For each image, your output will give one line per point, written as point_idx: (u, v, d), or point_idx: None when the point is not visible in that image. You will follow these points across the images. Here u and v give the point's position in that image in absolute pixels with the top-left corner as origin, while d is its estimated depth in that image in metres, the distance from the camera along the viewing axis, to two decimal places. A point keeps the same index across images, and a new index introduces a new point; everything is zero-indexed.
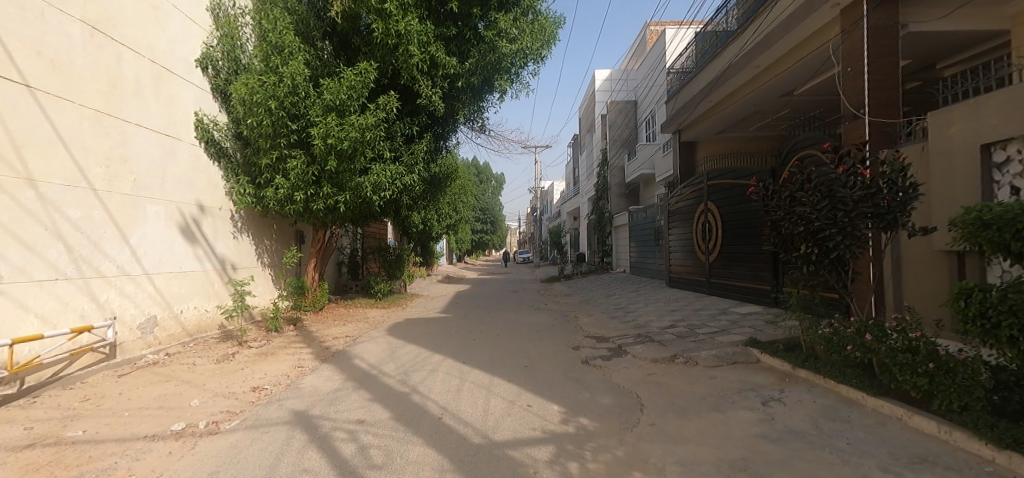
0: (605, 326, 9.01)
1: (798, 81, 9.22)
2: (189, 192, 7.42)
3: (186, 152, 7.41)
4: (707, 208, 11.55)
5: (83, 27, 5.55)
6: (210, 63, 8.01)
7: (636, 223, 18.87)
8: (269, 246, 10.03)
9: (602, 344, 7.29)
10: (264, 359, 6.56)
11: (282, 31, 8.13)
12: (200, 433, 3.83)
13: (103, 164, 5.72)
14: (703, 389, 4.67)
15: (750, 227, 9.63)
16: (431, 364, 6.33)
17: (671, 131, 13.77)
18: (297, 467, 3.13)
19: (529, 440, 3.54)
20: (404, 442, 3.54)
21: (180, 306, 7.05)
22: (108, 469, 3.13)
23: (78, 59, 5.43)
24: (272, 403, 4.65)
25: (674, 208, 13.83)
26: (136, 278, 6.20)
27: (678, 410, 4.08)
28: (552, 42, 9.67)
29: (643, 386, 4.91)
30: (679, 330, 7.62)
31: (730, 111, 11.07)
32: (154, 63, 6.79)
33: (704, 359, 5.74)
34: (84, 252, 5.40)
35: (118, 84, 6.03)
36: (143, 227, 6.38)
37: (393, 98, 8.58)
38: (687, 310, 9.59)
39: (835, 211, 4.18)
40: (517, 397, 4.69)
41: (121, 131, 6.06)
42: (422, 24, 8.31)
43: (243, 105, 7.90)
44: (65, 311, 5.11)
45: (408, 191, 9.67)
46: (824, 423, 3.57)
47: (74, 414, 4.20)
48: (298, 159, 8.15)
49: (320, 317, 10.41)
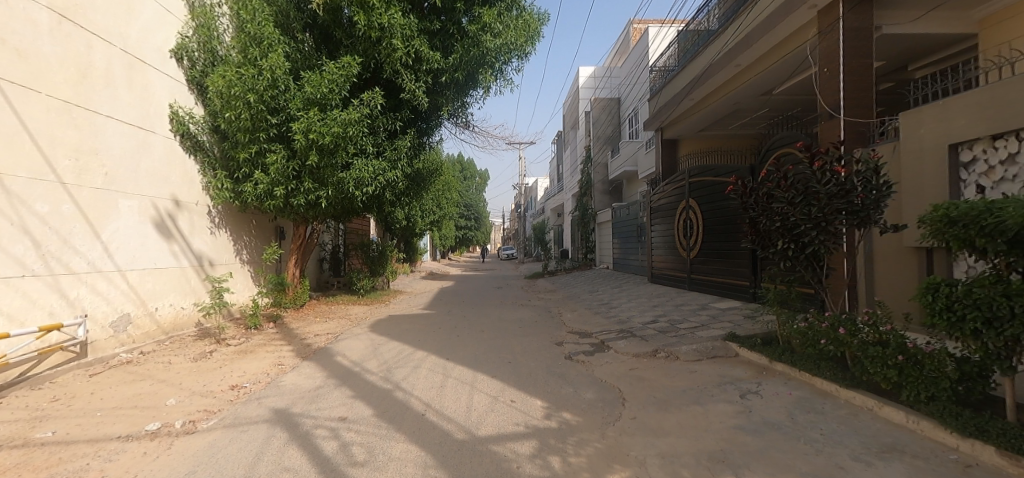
0: (589, 322, 9.08)
1: (776, 81, 9.41)
2: (164, 186, 7.22)
3: (160, 145, 7.21)
4: (688, 205, 11.71)
5: (50, 14, 5.35)
6: (185, 54, 7.79)
7: (619, 220, 19.04)
8: (247, 242, 9.82)
9: (585, 339, 7.36)
10: (243, 357, 6.45)
11: (260, 22, 7.96)
12: (176, 433, 3.75)
13: (73, 156, 5.53)
14: (683, 383, 4.75)
15: (730, 224, 9.80)
16: (414, 360, 6.29)
17: (654, 128, 13.88)
18: (277, 465, 3.09)
19: (513, 434, 3.56)
20: (386, 439, 3.53)
21: (155, 303, 6.87)
22: (80, 470, 3.05)
23: (44, 46, 5.23)
24: (252, 401, 4.58)
25: (656, 205, 13.96)
26: (108, 275, 6.01)
27: (659, 404, 4.15)
28: (536, 38, 9.64)
29: (625, 381, 4.97)
30: (660, 325, 7.73)
31: (711, 110, 11.20)
32: (126, 52, 6.57)
33: (685, 353, 5.85)
34: (52, 247, 5.21)
35: (88, 74, 5.84)
36: (115, 222, 6.19)
37: (377, 94, 8.45)
38: (668, 305, 9.74)
39: (810, 207, 4.29)
40: (500, 393, 4.70)
41: (91, 123, 5.86)
42: (405, 18, 8.24)
43: (220, 98, 7.73)
44: (33, 310, 4.95)
45: (391, 186, 9.59)
46: (799, 415, 3.66)
47: (43, 415, 4.06)
48: (278, 153, 8.01)
49: (301, 314, 10.28)
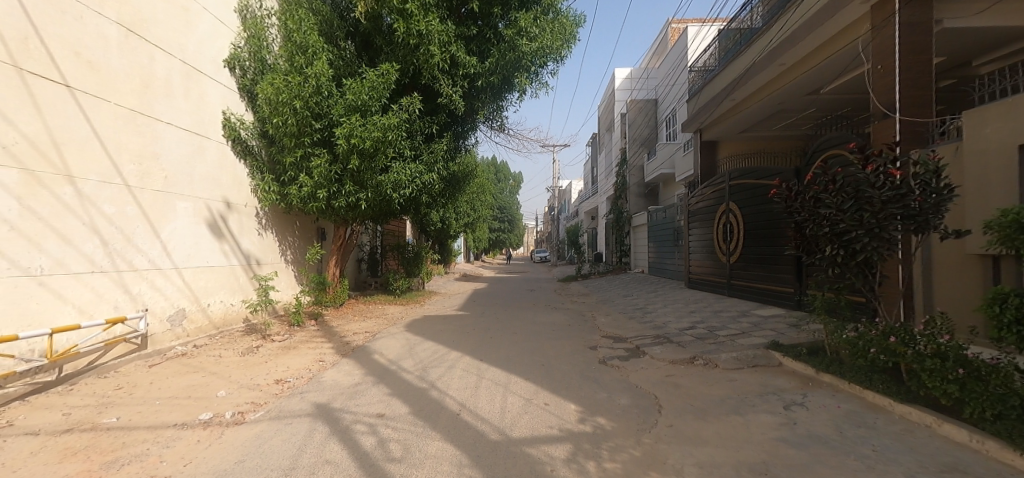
0: (623, 326, 8.95)
1: (824, 80, 9.02)
2: (216, 189, 7.61)
3: (213, 150, 7.61)
4: (728, 208, 11.35)
5: (119, 28, 5.77)
6: (237, 63, 8.20)
7: (656, 224, 18.65)
8: (291, 242, 10.24)
9: (620, 344, 7.26)
10: (287, 353, 6.72)
11: (306, 31, 8.29)
12: (226, 423, 3.96)
13: (136, 162, 5.94)
14: (723, 392, 4.61)
15: (773, 228, 9.45)
16: (449, 361, 6.37)
17: (692, 130, 13.57)
18: (319, 458, 3.21)
19: (546, 437, 3.56)
20: (422, 437, 3.60)
21: (207, 300, 7.26)
22: (141, 455, 3.27)
23: (113, 59, 5.64)
24: (295, 395, 4.77)
25: (694, 208, 13.63)
26: (166, 272, 6.39)
27: (696, 412, 4.04)
28: (572, 41, 9.61)
29: (661, 388, 4.87)
30: (698, 332, 7.54)
31: (754, 110, 10.83)
32: (184, 63, 6.98)
33: (724, 361, 5.68)
34: (118, 246, 5.60)
35: (150, 84, 6.26)
36: (173, 223, 6.59)
37: (415, 99, 8.69)
38: (706, 311, 9.46)
39: (861, 211, 4.08)
40: (534, 395, 4.70)
41: (152, 129, 6.26)
42: (443, 24, 8.41)
43: (269, 105, 8.09)
44: (100, 303, 5.32)
45: (427, 189, 9.80)
46: (848, 429, 3.49)
47: (108, 401, 4.37)
48: (322, 157, 8.28)
49: (340, 313, 10.63)
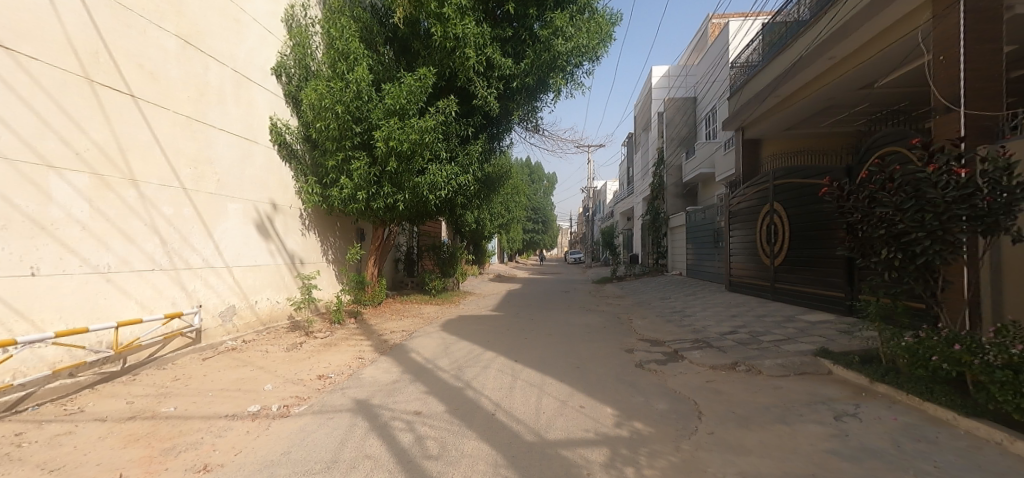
0: (661, 329, 8.76)
1: (878, 73, 8.53)
2: (263, 191, 7.97)
3: (261, 154, 7.97)
4: (772, 208, 10.91)
5: (177, 41, 6.13)
6: (283, 71, 8.55)
7: (694, 225, 18.16)
8: (332, 242, 10.58)
9: (657, 348, 7.11)
10: (328, 349, 6.95)
11: (348, 38, 8.56)
12: (273, 415, 4.13)
13: (192, 166, 6.29)
14: (767, 399, 4.44)
15: (822, 229, 9.03)
16: (484, 360, 6.42)
17: (733, 128, 13.14)
18: (360, 452, 3.30)
19: (582, 440, 3.53)
20: (458, 435, 3.64)
21: (255, 297, 7.60)
22: (196, 443, 3.46)
23: (172, 70, 6.00)
24: (336, 391, 4.93)
25: (736, 209, 13.20)
26: (218, 270, 6.74)
27: (739, 420, 3.91)
28: (608, 40, 9.48)
29: (701, 393, 4.74)
30: (740, 337, 7.29)
31: (800, 106, 10.38)
32: (235, 72, 7.35)
33: (769, 368, 5.46)
34: (175, 245, 5.95)
35: (205, 93, 6.62)
36: (224, 223, 6.94)
37: (452, 102, 8.82)
38: (749, 316, 9.13)
39: (922, 213, 3.84)
40: (569, 397, 4.67)
41: (206, 135, 6.62)
42: (479, 27, 8.49)
43: (313, 110, 8.39)
44: (160, 299, 5.67)
45: (463, 190, 9.91)
46: (906, 443, 3.29)
47: (166, 392, 4.64)
48: (362, 160, 8.52)
49: (378, 311, 10.90)
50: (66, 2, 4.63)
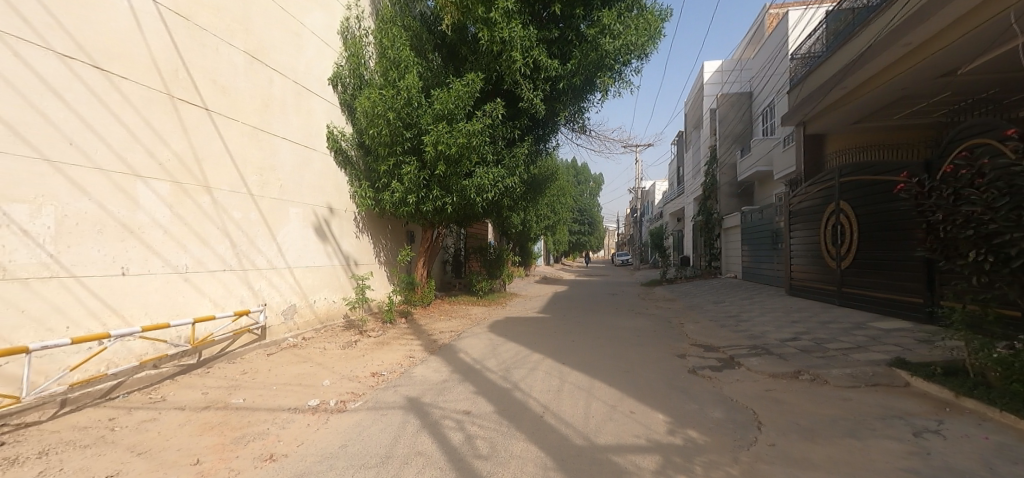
0: (714, 334, 8.42)
1: (960, 59, 7.80)
2: (321, 196, 8.37)
3: (319, 160, 8.39)
4: (838, 207, 10.23)
5: (245, 57, 6.58)
6: (339, 81, 8.96)
7: (750, 225, 17.33)
8: (384, 245, 10.95)
9: (711, 354, 6.84)
10: (381, 348, 7.19)
11: (399, 47, 8.86)
12: (330, 410, 4.33)
13: (257, 173, 6.71)
14: (833, 411, 4.16)
15: (896, 230, 8.37)
16: (531, 362, 6.42)
17: (794, 123, 12.45)
18: (412, 449, 3.39)
19: (633, 446, 3.45)
20: (507, 436, 3.66)
21: (314, 296, 8.00)
22: (262, 433, 3.67)
23: (240, 84, 6.44)
24: (389, 388, 5.09)
25: (797, 208, 12.48)
26: (281, 270, 7.15)
27: (803, 432, 3.68)
28: (658, 36, 9.23)
29: (760, 403, 4.50)
30: (802, 344, 6.88)
31: (870, 98, 9.67)
32: (296, 83, 7.78)
33: (836, 378, 5.12)
34: (243, 247, 6.37)
35: (269, 104, 7.05)
36: (286, 227, 7.36)
37: (498, 105, 8.91)
38: (812, 322, 8.60)
39: (1016, 210, 3.41)
40: (619, 402, 4.58)
41: (270, 144, 7.04)
42: (525, 30, 8.53)
43: (366, 118, 8.73)
44: (230, 297, 6.08)
45: (509, 192, 9.98)
46: (1000, 465, 2.97)
47: (236, 384, 4.97)
48: (412, 164, 8.76)
49: (427, 312, 11.16)
50: (151, 26, 5.07)
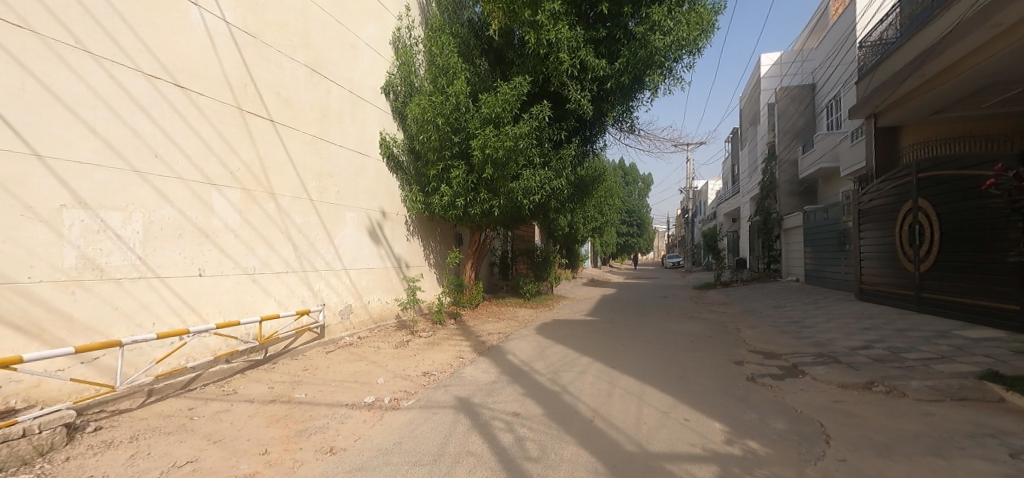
0: (774, 341, 7.98)
1: None
2: (374, 200, 8.69)
3: (372, 166, 8.72)
4: (915, 205, 9.43)
5: (306, 69, 6.96)
6: (391, 89, 9.28)
7: (814, 226, 16.31)
8: (434, 247, 11.21)
9: (771, 361, 6.49)
10: (431, 348, 7.37)
11: (447, 54, 9.05)
12: (385, 407, 4.48)
13: (316, 179, 7.07)
14: (913, 427, 3.83)
15: (987, 230, 7.60)
16: (579, 365, 6.36)
17: (863, 116, 11.60)
18: (463, 448, 3.44)
19: (688, 455, 3.33)
20: (557, 440, 3.63)
21: (368, 297, 8.31)
22: (323, 427, 3.86)
23: (301, 96, 6.82)
24: (440, 388, 5.20)
25: (867, 207, 11.62)
26: (338, 272, 7.49)
27: (878, 449, 3.42)
28: (711, 30, 8.91)
29: (828, 414, 4.22)
30: (875, 352, 6.39)
31: (952, 85, 8.85)
32: (351, 93, 8.13)
33: (915, 390, 4.71)
34: (304, 250, 6.72)
35: (327, 113, 7.41)
36: (342, 230, 7.69)
37: (545, 107, 8.91)
38: (885, 329, 7.97)
39: None
40: (672, 409, 4.44)
41: (328, 151, 7.40)
42: (572, 31, 8.49)
43: (416, 124, 8.97)
44: (292, 297, 6.44)
45: (556, 194, 9.94)
46: None
47: (298, 380, 5.25)
48: (460, 168, 8.91)
49: (476, 313, 11.31)
50: (224, 45, 5.47)
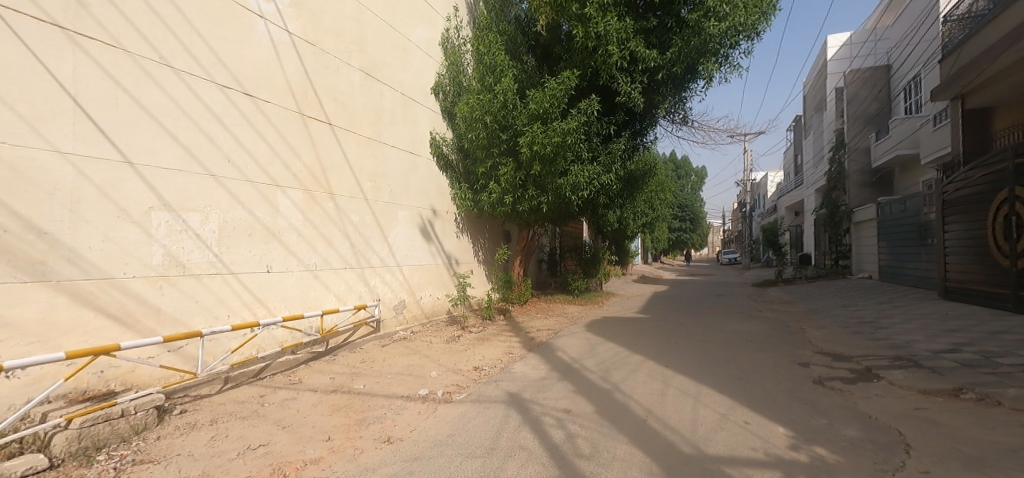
0: (844, 342, 7.46)
1: None
2: (425, 198, 8.92)
3: (423, 165, 8.94)
4: (1011, 194, 8.49)
5: (360, 74, 7.24)
6: (440, 89, 9.46)
7: (888, 218, 15.07)
8: (483, 244, 11.34)
9: (840, 363, 6.07)
10: (482, 343, 7.47)
11: (495, 52, 9.10)
12: (438, 400, 4.60)
13: (371, 180, 7.34)
14: (1010, 439, 3.46)
15: None
16: (631, 364, 6.23)
17: (948, 97, 10.56)
18: (515, 442, 3.47)
19: (749, 459, 3.19)
20: (609, 438, 3.59)
21: (420, 293, 8.55)
22: (381, 417, 4.02)
23: (357, 100, 7.09)
24: (491, 383, 5.27)
25: (952, 197, 10.60)
26: (392, 269, 7.75)
27: (967, 461, 3.12)
28: (771, 12, 8.41)
29: (908, 422, 3.90)
30: (963, 357, 5.82)
31: None
32: (403, 94, 8.37)
33: (1013, 399, 4.25)
34: (360, 248, 7.01)
35: (380, 115, 7.68)
36: (395, 228, 7.95)
37: (593, 101, 8.78)
38: (975, 331, 7.23)
39: None
40: (731, 411, 4.27)
41: (382, 152, 7.66)
42: (621, 21, 8.30)
43: (465, 122, 9.10)
44: (350, 293, 6.74)
45: (605, 189, 9.78)
46: None
47: (357, 371, 5.50)
48: (508, 165, 8.94)
49: (524, 310, 11.35)
50: (286, 54, 5.79)
